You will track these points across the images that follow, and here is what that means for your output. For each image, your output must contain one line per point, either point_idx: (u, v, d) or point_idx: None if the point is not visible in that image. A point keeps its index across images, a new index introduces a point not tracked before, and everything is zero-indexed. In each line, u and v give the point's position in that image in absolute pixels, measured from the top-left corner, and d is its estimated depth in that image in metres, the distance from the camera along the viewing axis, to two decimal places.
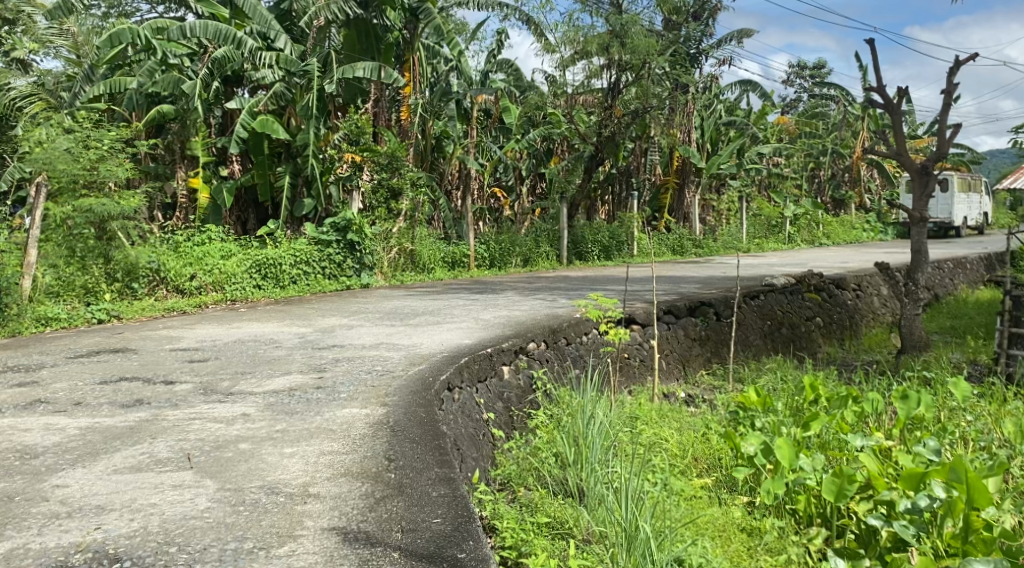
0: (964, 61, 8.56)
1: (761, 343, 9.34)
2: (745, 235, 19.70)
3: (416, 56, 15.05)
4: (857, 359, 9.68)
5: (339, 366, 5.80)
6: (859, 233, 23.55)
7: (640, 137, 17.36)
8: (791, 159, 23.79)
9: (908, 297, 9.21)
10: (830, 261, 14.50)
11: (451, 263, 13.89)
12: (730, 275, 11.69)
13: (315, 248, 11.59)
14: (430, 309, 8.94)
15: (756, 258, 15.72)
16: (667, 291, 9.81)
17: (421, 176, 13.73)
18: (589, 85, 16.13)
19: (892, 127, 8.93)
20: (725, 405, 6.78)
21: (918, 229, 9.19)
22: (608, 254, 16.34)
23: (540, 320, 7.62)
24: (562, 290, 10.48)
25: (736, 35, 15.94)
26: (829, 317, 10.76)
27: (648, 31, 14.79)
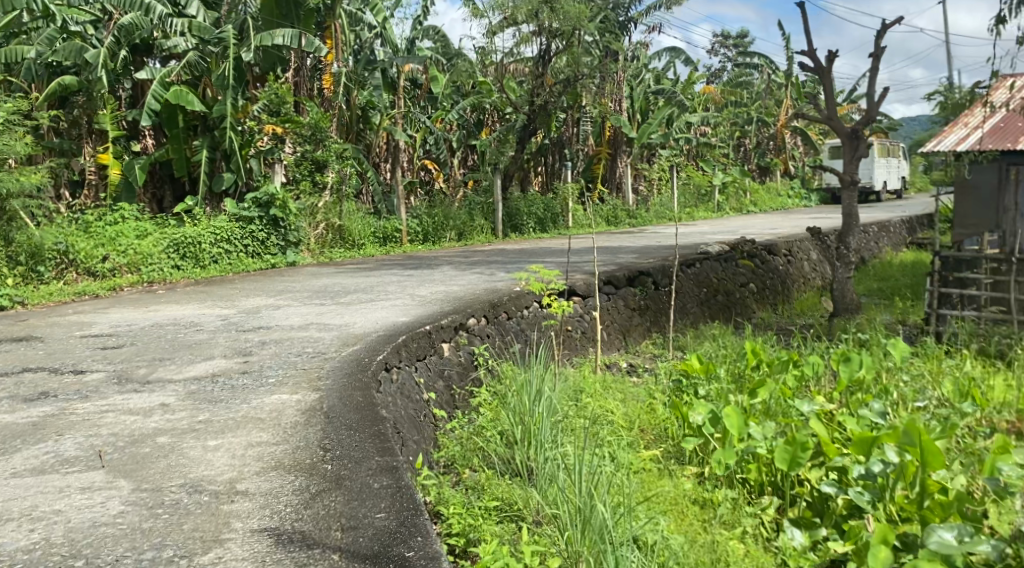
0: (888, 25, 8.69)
1: (699, 310, 9.34)
2: (676, 205, 19.85)
3: (338, 23, 14.50)
4: (792, 324, 9.79)
5: (266, 349, 5.45)
6: (785, 200, 24.02)
7: (572, 107, 17.19)
8: (718, 128, 24.03)
9: (839, 261, 9.33)
10: (760, 228, 14.68)
11: (383, 238, 13.51)
12: (665, 244, 11.67)
13: (236, 225, 10.98)
14: (362, 286, 8.60)
15: (689, 227, 15.81)
16: (604, 262, 9.70)
17: (348, 148, 13.25)
18: (519, 54, 15.82)
19: (824, 92, 8.97)
20: (668, 374, 6.71)
21: (849, 193, 9.31)
22: (542, 225, 16.20)
23: (478, 295, 7.41)
24: (498, 264, 10.26)
25: (665, 3, 15.84)
26: (762, 283, 10.85)
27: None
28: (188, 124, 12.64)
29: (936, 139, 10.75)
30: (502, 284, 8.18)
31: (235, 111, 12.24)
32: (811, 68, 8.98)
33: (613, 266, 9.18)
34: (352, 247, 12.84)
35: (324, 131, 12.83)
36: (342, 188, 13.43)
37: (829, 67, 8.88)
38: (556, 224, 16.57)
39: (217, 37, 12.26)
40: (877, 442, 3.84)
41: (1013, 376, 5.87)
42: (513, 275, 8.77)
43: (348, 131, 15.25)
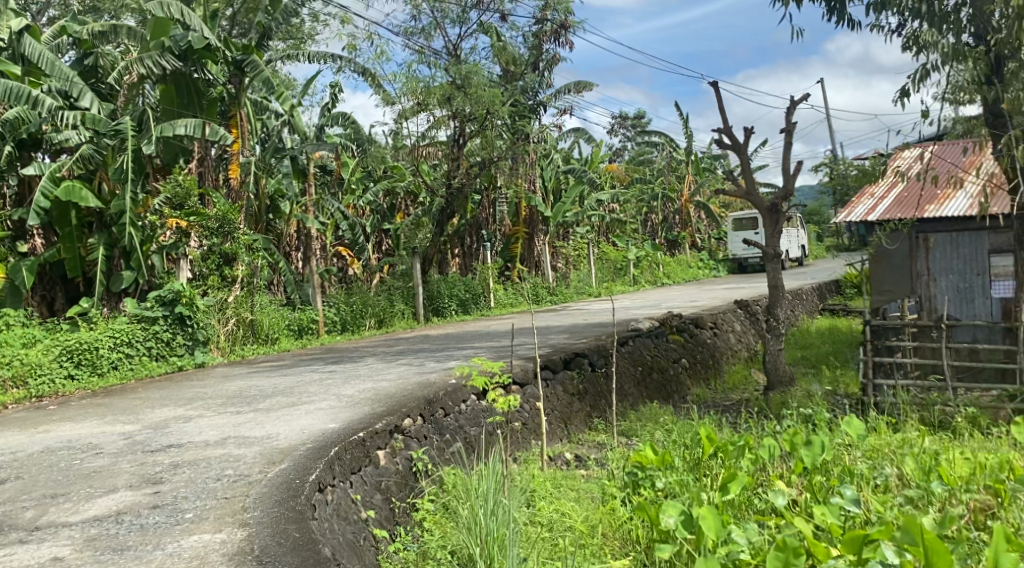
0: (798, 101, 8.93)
1: (637, 391, 9.09)
2: (595, 280, 20.17)
3: (244, 112, 14.08)
4: (729, 400, 9.65)
5: (179, 473, 4.80)
6: (697, 271, 24.54)
7: (486, 187, 17.16)
8: (627, 203, 24.57)
9: (771, 333, 9.28)
10: (681, 301, 14.76)
11: (298, 330, 12.84)
12: (593, 323, 11.47)
13: (138, 326, 10.11)
14: (281, 387, 7.95)
15: (610, 302, 15.78)
16: (536, 346, 9.36)
17: (256, 239, 12.64)
18: (431, 137, 15.74)
19: (741, 167, 9.07)
20: (619, 466, 6.36)
21: (772, 266, 9.33)
22: (465, 307, 15.88)
23: (410, 391, 6.91)
24: (425, 353, 9.77)
25: (573, 86, 16.16)
26: (693, 358, 10.73)
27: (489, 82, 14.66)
28: (81, 221, 11.80)
29: (846, 209, 11.06)
30: (433, 377, 7.70)
31: (134, 205, 11.50)
32: (727, 145, 9.08)
33: (547, 350, 8.86)
34: (265, 343, 12.10)
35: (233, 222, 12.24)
36: (252, 281, 12.74)
37: (745, 143, 9.01)
38: (478, 305, 16.27)
39: (113, 128, 11.59)
40: (867, 539, 3.60)
41: (965, 446, 5.81)
42: (443, 366, 8.31)
43: (257, 222, 14.61)
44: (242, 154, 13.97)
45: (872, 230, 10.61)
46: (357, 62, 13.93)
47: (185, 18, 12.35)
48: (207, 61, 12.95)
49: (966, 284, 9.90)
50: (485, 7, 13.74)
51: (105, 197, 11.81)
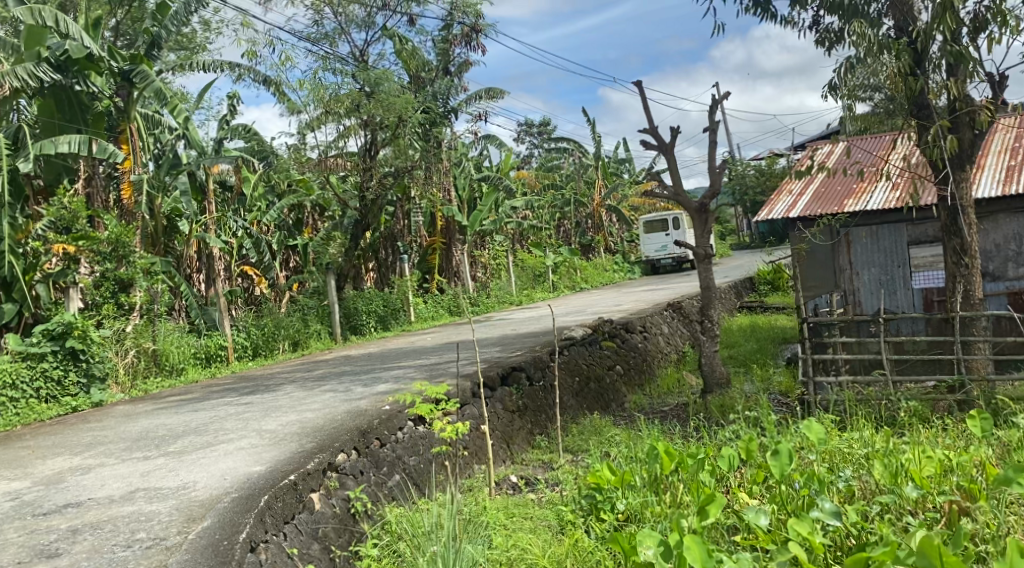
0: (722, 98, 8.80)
1: (575, 404, 8.77)
2: (515, 288, 19.83)
3: (134, 126, 13.05)
4: (667, 406, 9.46)
5: (81, 540, 4.12)
6: (614, 275, 24.59)
7: (399, 198, 16.60)
8: (541, 209, 24.39)
9: (705, 334, 9.11)
10: (605, 306, 14.58)
11: (206, 358, 11.94)
12: (523, 334, 11.09)
13: (22, 365, 9.08)
14: (193, 424, 7.19)
15: (534, 310, 15.49)
16: (468, 362, 8.89)
17: (154, 263, 11.69)
18: (341, 148, 15.08)
19: (669, 168, 8.86)
20: (574, 488, 6.02)
21: (703, 266, 9.06)
22: (384, 324, 15.26)
23: (341, 422, 6.35)
24: (349, 376, 9.16)
25: (484, 92, 15.83)
26: (627, 363, 10.51)
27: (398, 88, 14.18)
28: None
29: (766, 207, 11.10)
30: (363, 403, 7.13)
31: (13, 232, 10.43)
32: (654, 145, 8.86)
33: (481, 366, 8.41)
34: (170, 375, 11.15)
35: (127, 245, 11.25)
36: (152, 308, 11.78)
37: (671, 143, 8.82)
38: (397, 321, 15.64)
39: None
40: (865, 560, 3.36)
41: (920, 442, 5.74)
42: (373, 391, 7.74)
43: (155, 245, 13.58)
44: (134, 172, 12.98)
45: (794, 228, 10.65)
46: (257, 70, 13.17)
47: (63, 26, 11.23)
48: (90, 72, 11.90)
49: (888, 276, 10.01)
50: (391, 11, 13.23)
51: None
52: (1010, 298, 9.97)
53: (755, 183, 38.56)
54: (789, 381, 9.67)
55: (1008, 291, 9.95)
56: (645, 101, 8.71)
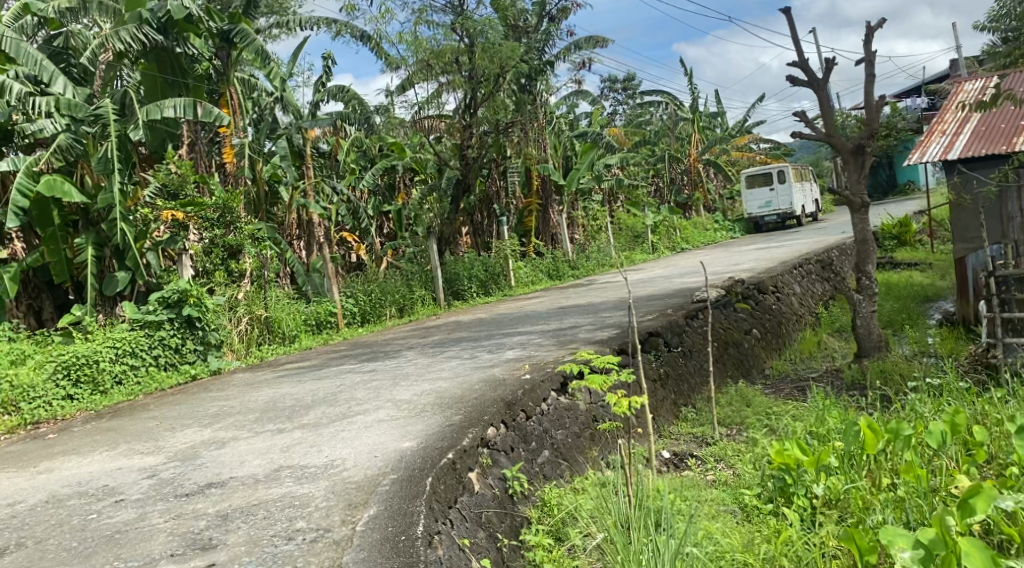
0: (881, 23, 7.84)
1: (716, 371, 8.06)
2: (615, 249, 18.98)
3: (233, 89, 12.84)
4: (815, 374, 8.64)
5: (236, 529, 3.71)
6: (715, 234, 23.46)
7: (497, 158, 15.97)
8: (638, 165, 23.36)
9: (862, 293, 8.24)
10: (721, 266, 13.69)
11: (315, 325, 11.69)
12: (644, 296, 10.37)
13: (141, 333, 8.93)
14: (319, 395, 6.79)
15: (643, 272, 14.72)
16: (597, 326, 8.23)
17: (261, 228, 11.38)
18: (439, 106, 14.51)
19: (822, 107, 8.00)
20: (751, 467, 5.34)
21: (859, 217, 8.24)
22: (486, 288, 14.74)
23: (481, 392, 5.81)
24: (470, 342, 8.66)
25: (585, 41, 14.95)
26: (762, 327, 9.71)
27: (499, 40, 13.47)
28: (64, 220, 10.50)
29: (918, 150, 9.97)
30: (498, 371, 6.57)
31: (123, 199, 10.23)
32: (804, 81, 7.97)
33: (614, 331, 7.75)
34: (282, 343, 10.91)
35: (233, 209, 10.99)
36: (260, 274, 11.59)
37: (824, 78, 7.91)
38: (499, 286, 15.03)
39: (92, 113, 10.28)
40: None
41: None
42: (503, 358, 7.18)
43: (258, 210, 13.21)
44: (234, 136, 12.80)
45: (953, 172, 9.53)
46: (355, 25, 12.68)
47: None
48: (190, 34, 11.62)
49: None
50: None
51: (91, 191, 10.51)
52: None
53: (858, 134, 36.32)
54: (955, 344, 8.70)
55: None
56: (796, 30, 7.81)
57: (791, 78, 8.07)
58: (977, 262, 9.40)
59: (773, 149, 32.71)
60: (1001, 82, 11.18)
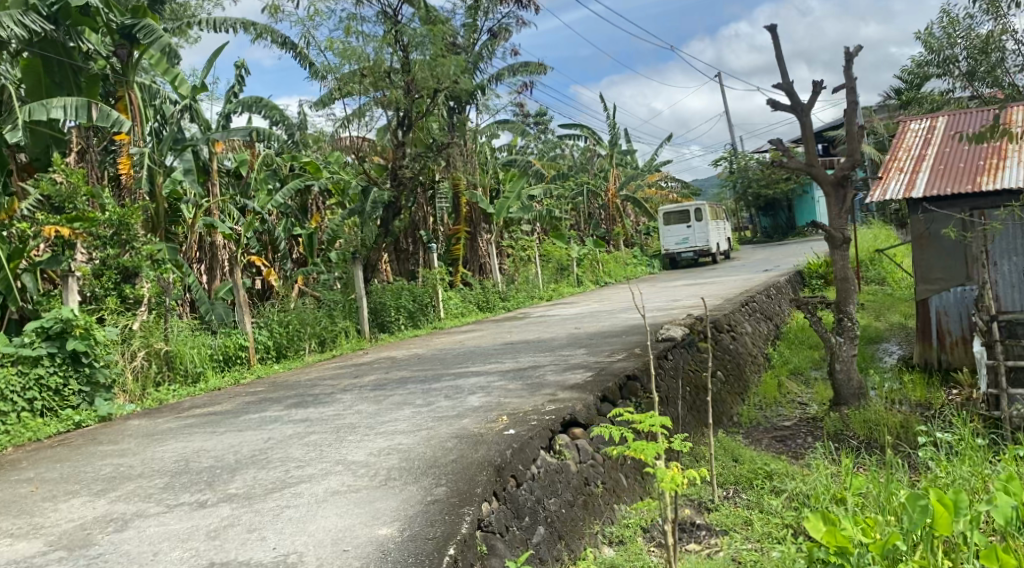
0: (864, 48, 7.43)
1: (691, 418, 7.32)
2: (542, 282, 18.24)
3: (134, 93, 11.32)
4: (791, 422, 8.01)
5: None
6: (636, 269, 23.14)
7: (425, 182, 14.99)
8: (560, 197, 22.82)
9: (843, 335, 7.69)
10: (660, 301, 13.12)
11: (224, 361, 10.28)
12: (598, 334, 9.55)
13: (12, 371, 7.40)
14: (245, 453, 5.55)
15: (580, 307, 14.00)
16: (563, 367, 7.31)
17: (162, 248, 9.81)
18: (365, 123, 13.46)
19: (804, 134, 7.49)
20: (786, 547, 4.52)
21: (840, 253, 7.71)
22: (414, 321, 13.64)
23: (457, 452, 4.80)
24: (414, 384, 7.58)
25: (520, 64, 14.30)
26: (725, 368, 9.05)
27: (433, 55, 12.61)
28: None
29: (876, 186, 9.68)
30: (467, 423, 5.54)
31: None
32: (786, 106, 7.45)
33: (585, 374, 6.86)
34: (184, 381, 9.47)
35: (131, 226, 9.36)
36: (161, 302, 10.12)
37: (807, 104, 7.41)
38: (426, 318, 13.95)
39: None
40: None
41: None
42: (466, 406, 6.14)
43: (156, 228, 11.55)
44: (132, 145, 11.34)
45: (915, 210, 9.19)
46: (278, 30, 11.53)
47: None
48: (85, 28, 10.24)
49: None
50: None
51: None
52: None
53: (760, 175, 37.20)
54: (928, 390, 8.28)
55: None
56: (780, 51, 7.31)
57: (772, 102, 7.54)
58: (940, 303, 9.15)
59: (685, 186, 33.03)
60: (947, 122, 11.08)
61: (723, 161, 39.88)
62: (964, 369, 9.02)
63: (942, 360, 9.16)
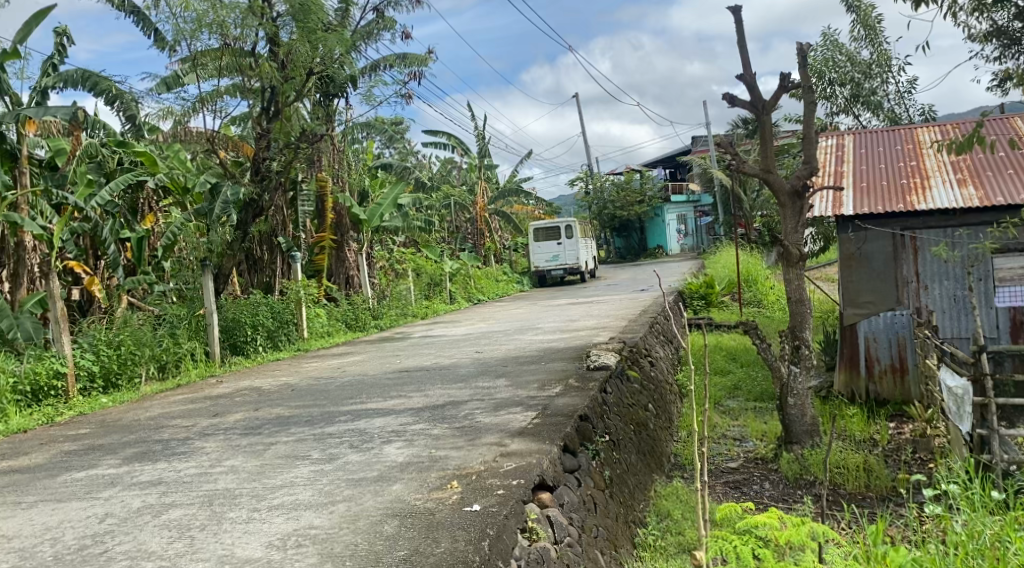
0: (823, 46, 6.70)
1: (642, 465, 6.18)
2: (413, 298, 16.71)
3: None
4: (736, 464, 7.07)
5: None
6: (506, 287, 22.08)
7: (287, 183, 13.12)
8: (428, 207, 21.39)
9: (800, 364, 6.81)
10: (556, 322, 12.01)
11: (31, 394, 8.06)
12: (509, 360, 8.27)
13: None
14: (70, 544, 3.78)
15: (466, 327, 12.66)
16: (492, 405, 5.95)
17: None
18: (221, 109, 11.52)
19: (763, 134, 6.59)
20: None
21: (795, 272, 6.84)
22: (274, 342, 11.73)
23: (408, 545, 3.33)
24: (302, 428, 5.96)
25: (399, 60, 12.90)
26: (654, 400, 8.00)
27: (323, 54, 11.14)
28: None
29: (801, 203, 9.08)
30: (400, 492, 4.07)
31: None
32: (746, 102, 6.56)
33: (526, 414, 5.56)
34: None
35: None
36: None
37: (768, 102, 6.56)
38: (288, 338, 12.06)
39: None
40: None
41: None
42: (386, 464, 4.64)
43: None
44: None
45: (845, 228, 8.65)
46: None
47: None
48: None
49: (962, 295, 8.20)
50: None
51: None
52: None
53: (615, 197, 37.46)
54: (870, 425, 7.64)
55: None
56: (742, 39, 6.43)
57: (728, 98, 6.63)
58: (870, 329, 8.65)
59: (547, 204, 32.57)
60: (854, 140, 10.80)
61: (580, 182, 39.96)
62: (892, 400, 8.55)
63: (870, 391, 8.64)
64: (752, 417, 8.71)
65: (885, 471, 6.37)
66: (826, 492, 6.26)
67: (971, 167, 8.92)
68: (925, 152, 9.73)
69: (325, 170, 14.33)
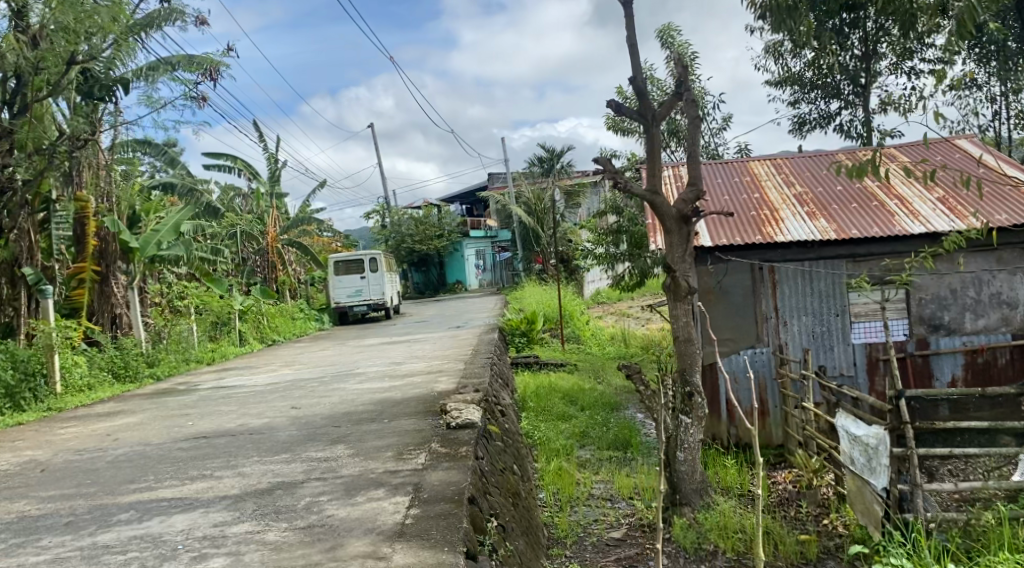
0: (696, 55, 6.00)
1: (528, 551, 4.96)
2: (198, 340, 14.32)
3: None
4: (618, 534, 6.07)
5: None
6: (304, 325, 20.01)
7: (34, 198, 10.53)
8: (213, 236, 18.87)
9: (691, 414, 5.94)
10: (377, 366, 10.49)
11: None
12: (339, 419, 6.72)
13: None
14: None
15: (268, 374, 10.77)
16: (342, 488, 4.49)
17: None
18: None
19: (652, 149, 5.72)
20: None
21: (683, 308, 6.00)
22: (13, 400, 9.13)
23: None
24: (60, 538, 4.11)
25: (187, 61, 10.90)
26: (513, 457, 6.82)
27: (91, 43, 8.97)
28: None
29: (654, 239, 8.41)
30: None
31: None
32: (634, 112, 5.69)
33: (394, 500, 4.18)
34: None
35: None
36: None
37: (658, 112, 5.72)
38: (34, 396, 9.46)
39: None
40: None
41: None
42: None
43: None
44: None
45: (704, 261, 8.02)
46: None
47: None
48: None
49: (822, 330, 7.94)
50: None
51: None
52: (966, 358, 7.72)
53: (413, 231, 36.25)
54: (746, 475, 7.01)
55: (966, 349, 7.68)
56: (631, 36, 5.57)
57: (613, 105, 5.72)
58: (729, 368, 8.07)
59: (343, 236, 30.63)
60: (688, 172, 10.53)
61: (375, 216, 38.36)
62: (755, 444, 8.05)
63: (731, 435, 8.09)
64: (614, 469, 7.78)
65: (786, 534, 5.69)
66: (733, 566, 5.45)
67: (815, 201, 8.78)
68: (764, 185, 9.55)
69: (87, 187, 11.77)
